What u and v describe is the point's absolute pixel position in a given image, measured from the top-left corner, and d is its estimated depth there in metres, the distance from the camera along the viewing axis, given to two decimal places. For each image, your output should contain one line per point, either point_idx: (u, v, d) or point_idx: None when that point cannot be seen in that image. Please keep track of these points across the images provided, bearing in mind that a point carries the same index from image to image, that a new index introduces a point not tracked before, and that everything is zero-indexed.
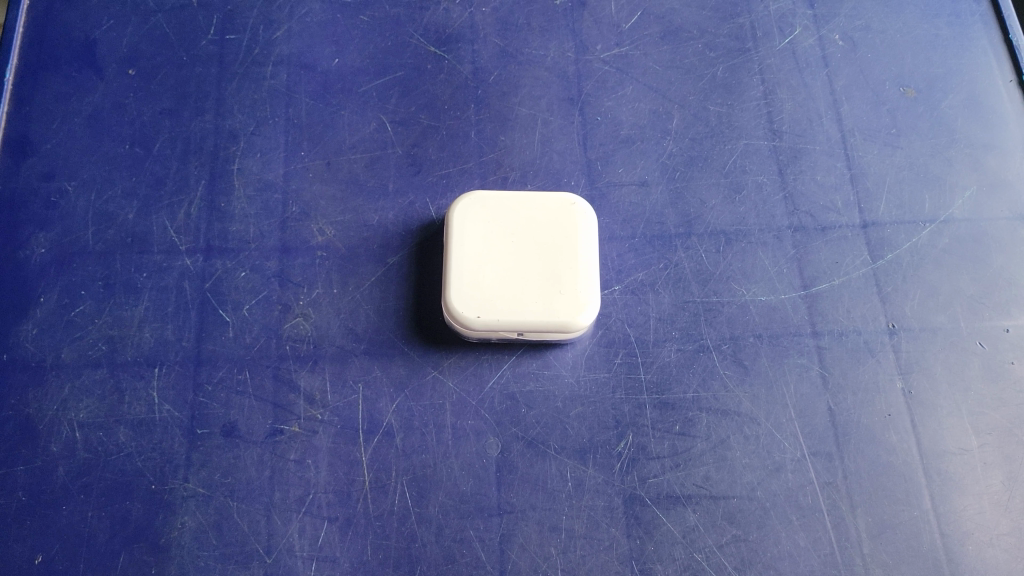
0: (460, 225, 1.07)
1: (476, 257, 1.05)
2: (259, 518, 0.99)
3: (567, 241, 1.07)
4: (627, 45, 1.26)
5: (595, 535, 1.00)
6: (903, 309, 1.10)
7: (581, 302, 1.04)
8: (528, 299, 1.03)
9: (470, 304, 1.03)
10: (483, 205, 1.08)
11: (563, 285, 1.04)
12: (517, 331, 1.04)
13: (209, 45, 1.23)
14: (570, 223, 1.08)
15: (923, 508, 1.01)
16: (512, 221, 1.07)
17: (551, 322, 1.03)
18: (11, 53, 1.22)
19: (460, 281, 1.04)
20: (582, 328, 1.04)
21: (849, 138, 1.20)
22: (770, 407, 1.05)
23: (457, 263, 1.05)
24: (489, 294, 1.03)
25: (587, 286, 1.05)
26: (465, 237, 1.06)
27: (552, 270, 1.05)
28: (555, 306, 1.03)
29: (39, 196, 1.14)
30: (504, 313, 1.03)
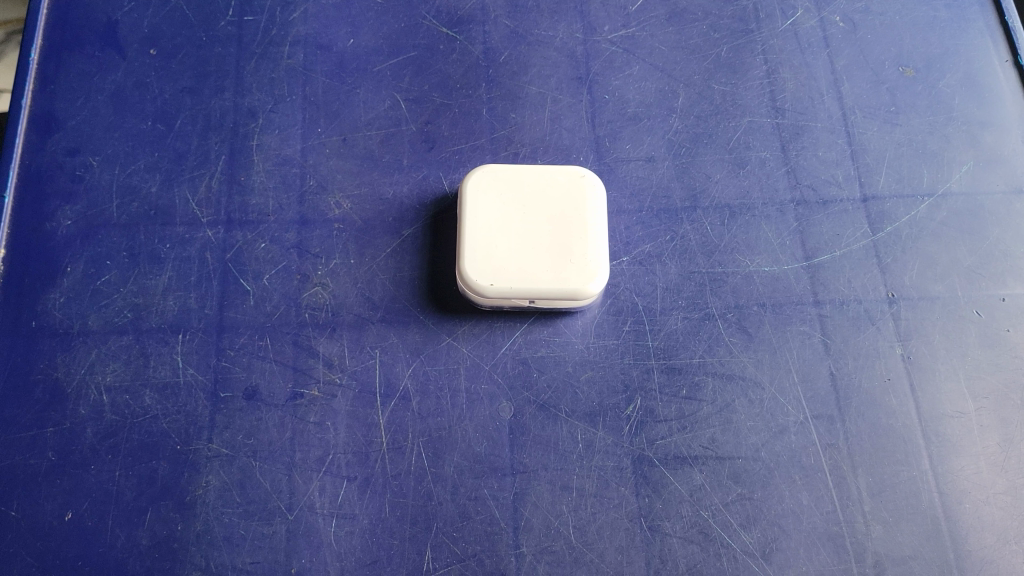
0: (473, 197, 1.10)
1: (489, 228, 1.09)
2: (280, 477, 1.03)
3: (577, 213, 1.10)
4: (634, 27, 1.29)
5: (605, 494, 1.03)
6: (902, 279, 1.14)
7: (590, 271, 1.07)
8: (539, 268, 1.07)
9: (483, 272, 1.06)
10: (495, 178, 1.11)
11: (573, 255, 1.08)
12: (528, 300, 1.08)
13: (228, 26, 1.27)
14: (579, 196, 1.12)
15: (921, 468, 1.05)
16: (523, 194, 1.11)
17: (561, 291, 1.06)
18: (36, 34, 1.25)
19: (473, 251, 1.07)
20: (591, 296, 1.08)
21: (849, 116, 1.23)
22: (774, 372, 1.09)
23: (470, 234, 1.08)
24: (501, 263, 1.07)
25: (597, 256, 1.08)
26: (478, 209, 1.09)
27: (562, 241, 1.08)
28: (565, 275, 1.07)
29: (64, 171, 1.17)
30: (515, 282, 1.06)
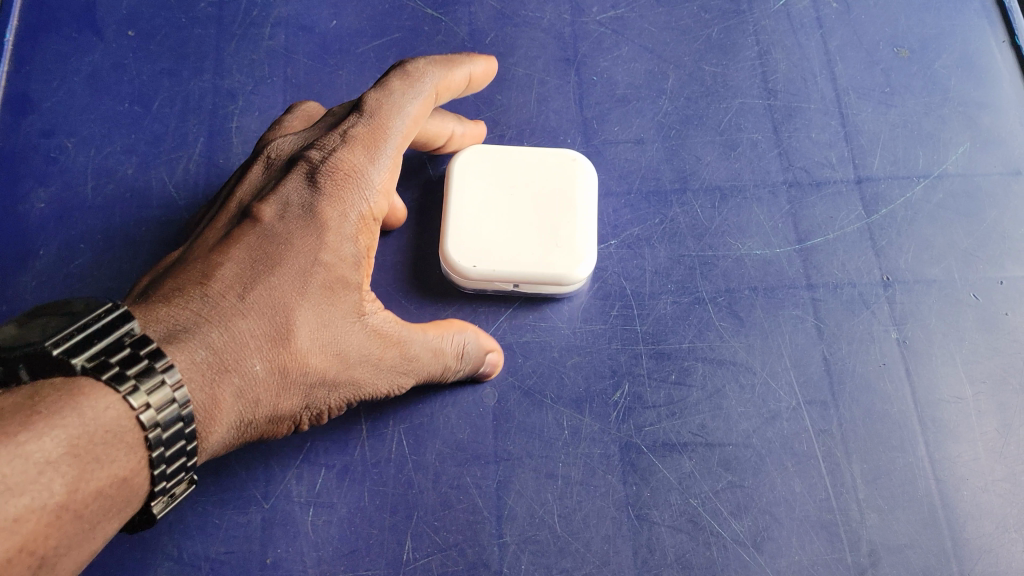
0: (460, 178, 1.08)
1: (476, 209, 1.06)
2: (256, 465, 1.00)
3: (565, 196, 1.07)
4: (623, 8, 1.27)
5: (591, 482, 1.00)
6: (898, 262, 1.11)
7: (577, 255, 1.04)
8: (526, 251, 1.04)
9: (468, 255, 1.04)
10: (485, 159, 1.09)
11: (560, 238, 1.05)
12: (514, 283, 1.05)
13: (208, 7, 1.25)
14: (569, 179, 1.09)
15: (917, 455, 1.02)
16: (512, 176, 1.09)
17: (547, 274, 1.03)
18: (11, 14, 1.22)
19: (460, 232, 1.05)
20: (578, 281, 1.04)
21: (843, 97, 1.20)
22: (765, 357, 1.06)
23: (456, 214, 1.06)
24: (487, 245, 1.04)
25: (584, 239, 1.05)
26: (465, 190, 1.07)
27: (549, 223, 1.05)
28: (552, 258, 1.04)
29: (38, 153, 1.14)
30: (501, 265, 1.03)
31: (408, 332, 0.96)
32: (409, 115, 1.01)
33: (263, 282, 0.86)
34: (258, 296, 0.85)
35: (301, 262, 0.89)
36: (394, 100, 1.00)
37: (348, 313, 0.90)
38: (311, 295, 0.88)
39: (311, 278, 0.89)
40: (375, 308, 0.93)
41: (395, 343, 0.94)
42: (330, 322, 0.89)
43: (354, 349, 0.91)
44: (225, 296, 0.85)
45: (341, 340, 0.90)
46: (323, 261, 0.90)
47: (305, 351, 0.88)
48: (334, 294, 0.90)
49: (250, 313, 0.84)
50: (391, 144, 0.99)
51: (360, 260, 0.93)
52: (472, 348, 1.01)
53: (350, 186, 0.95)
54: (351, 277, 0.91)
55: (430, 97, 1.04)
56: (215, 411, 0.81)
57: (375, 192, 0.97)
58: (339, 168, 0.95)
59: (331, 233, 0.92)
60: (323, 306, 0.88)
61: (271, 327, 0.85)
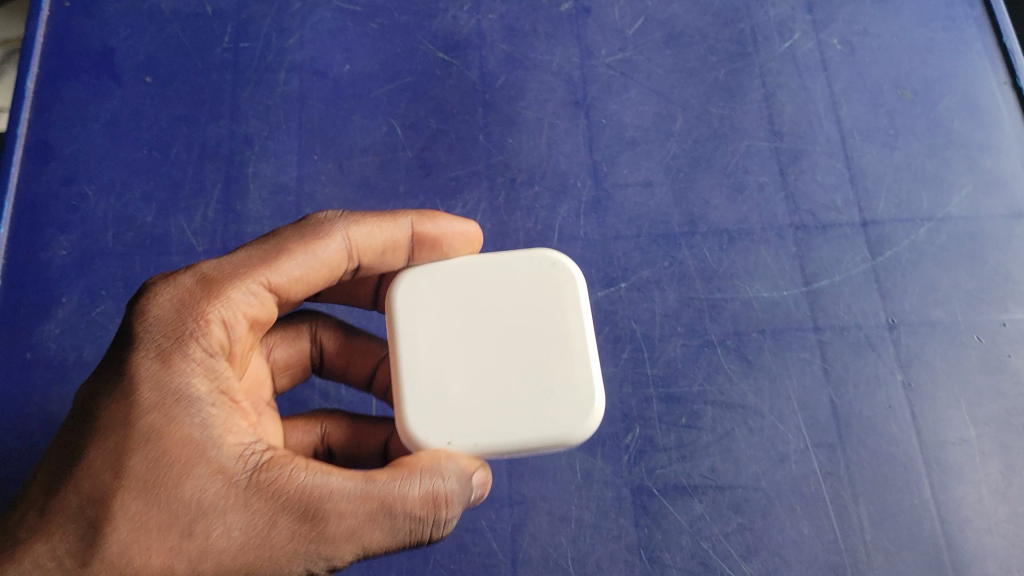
0: (403, 309, 0.73)
1: (433, 356, 0.72)
2: None
3: (553, 315, 0.73)
4: (631, 51, 1.29)
5: (604, 525, 1.03)
6: (903, 304, 1.13)
7: (583, 402, 0.70)
8: (513, 412, 0.70)
9: (434, 432, 0.70)
10: (431, 273, 0.75)
11: (556, 383, 0.70)
12: (502, 454, 0.71)
13: (223, 52, 1.27)
14: (553, 288, 0.74)
15: (923, 497, 1.04)
16: (471, 294, 0.74)
17: (546, 436, 0.69)
18: (31, 61, 1.25)
19: (415, 402, 0.70)
20: (589, 434, 0.71)
21: (848, 139, 1.23)
22: (774, 400, 1.08)
23: (408, 369, 0.71)
24: (457, 406, 0.70)
25: (587, 375, 0.71)
26: (413, 326, 0.73)
27: (538, 364, 0.71)
28: (549, 412, 0.70)
29: (59, 200, 1.17)
30: (480, 435, 0.69)
31: (303, 485, 0.64)
32: (307, 261, 0.76)
33: (75, 469, 0.62)
34: (66, 498, 0.61)
35: (112, 440, 0.62)
36: (290, 240, 0.76)
37: (198, 486, 0.62)
38: (135, 478, 0.61)
39: (129, 454, 0.62)
40: (242, 467, 0.64)
41: (285, 507, 0.63)
42: (172, 506, 0.61)
43: (215, 531, 0.61)
44: (26, 517, 0.61)
45: (190, 529, 0.61)
46: (144, 429, 0.62)
47: (127, 561, 0.60)
48: (167, 468, 0.62)
49: (64, 518, 0.60)
50: (261, 275, 0.72)
51: (220, 410, 0.65)
52: (455, 470, 0.68)
53: (185, 317, 0.67)
54: (189, 438, 0.63)
55: (392, 246, 0.81)
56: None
57: (218, 324, 0.68)
58: (164, 308, 0.68)
59: (156, 390, 0.64)
60: (152, 489, 0.61)
61: (87, 536, 0.60)
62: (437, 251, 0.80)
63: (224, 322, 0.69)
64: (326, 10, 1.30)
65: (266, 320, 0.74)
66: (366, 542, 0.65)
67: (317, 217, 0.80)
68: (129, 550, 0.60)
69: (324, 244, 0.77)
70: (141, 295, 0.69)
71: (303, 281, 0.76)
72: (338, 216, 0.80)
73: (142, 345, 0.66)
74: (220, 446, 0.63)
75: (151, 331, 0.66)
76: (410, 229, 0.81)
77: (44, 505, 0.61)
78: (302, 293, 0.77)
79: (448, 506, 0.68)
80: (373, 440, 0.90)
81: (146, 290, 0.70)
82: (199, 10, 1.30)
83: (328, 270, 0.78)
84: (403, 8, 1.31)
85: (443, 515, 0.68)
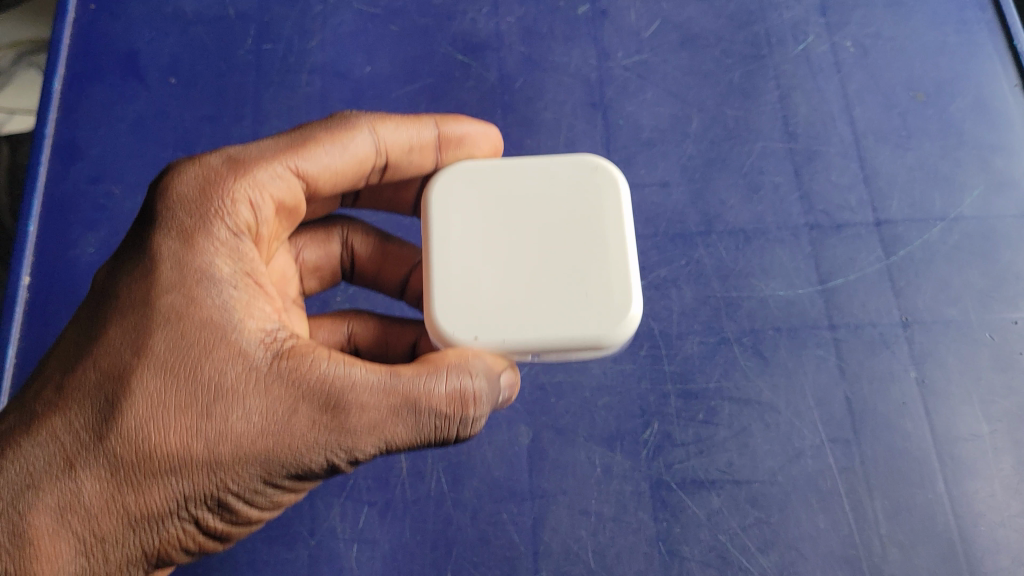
0: (438, 203, 0.75)
1: (465, 249, 0.73)
2: (302, 502, 1.07)
3: (593, 218, 0.74)
4: (647, 53, 1.31)
5: (623, 518, 1.05)
6: (916, 302, 1.15)
7: (616, 306, 0.71)
8: (545, 308, 0.70)
9: (464, 323, 0.71)
10: (468, 169, 0.77)
11: (591, 282, 0.71)
12: (530, 353, 0.71)
13: (246, 54, 1.29)
14: (593, 191, 0.75)
15: (937, 491, 1.06)
16: (509, 192, 0.75)
17: (575, 336, 0.70)
18: (58, 63, 1.28)
19: (448, 294, 0.72)
20: (622, 340, 0.71)
21: (862, 140, 1.24)
22: (790, 396, 1.10)
23: (437, 262, 0.73)
24: (484, 300, 0.71)
25: (626, 279, 0.72)
26: (446, 220, 0.74)
27: (574, 264, 0.72)
28: (579, 312, 0.70)
29: (87, 200, 1.21)
30: (507, 329, 0.70)
31: (330, 376, 0.64)
32: (337, 152, 0.77)
33: (93, 344, 0.62)
34: (82, 374, 0.61)
35: (133, 316, 0.62)
36: (318, 130, 0.77)
37: (221, 368, 0.62)
38: (155, 357, 0.61)
39: (151, 330, 0.62)
40: (266, 351, 0.64)
41: (310, 396, 0.63)
42: (192, 386, 0.61)
43: (237, 414, 0.61)
44: (40, 393, 0.61)
45: (208, 410, 0.61)
46: (166, 306, 0.63)
47: (142, 437, 0.60)
48: (190, 347, 0.62)
49: (80, 394, 0.60)
50: (289, 159, 0.73)
51: (244, 294, 0.66)
52: (482, 367, 0.68)
53: (209, 195, 0.68)
54: (212, 318, 0.63)
55: (421, 145, 0.82)
56: (56, 541, 0.58)
57: (245, 206, 0.69)
58: (188, 185, 0.68)
59: (179, 269, 0.64)
60: (172, 367, 0.61)
61: (102, 412, 0.60)
62: (461, 149, 0.83)
63: (251, 203, 0.70)
64: (347, 12, 1.32)
65: (291, 206, 0.75)
66: (390, 436, 0.65)
67: (343, 114, 0.81)
68: (145, 427, 0.60)
69: (358, 137, 0.78)
70: (166, 175, 0.70)
71: (332, 171, 0.77)
72: (365, 114, 0.81)
73: (164, 222, 0.66)
74: (243, 330, 0.64)
75: (174, 209, 0.67)
76: (437, 130, 0.82)
77: (61, 381, 0.61)
78: (330, 184, 0.77)
79: (476, 406, 0.68)
80: (401, 342, 0.92)
81: (171, 170, 0.71)
82: (222, 12, 1.32)
83: (360, 159, 0.79)
84: (423, 10, 1.33)
85: (471, 414, 0.68)
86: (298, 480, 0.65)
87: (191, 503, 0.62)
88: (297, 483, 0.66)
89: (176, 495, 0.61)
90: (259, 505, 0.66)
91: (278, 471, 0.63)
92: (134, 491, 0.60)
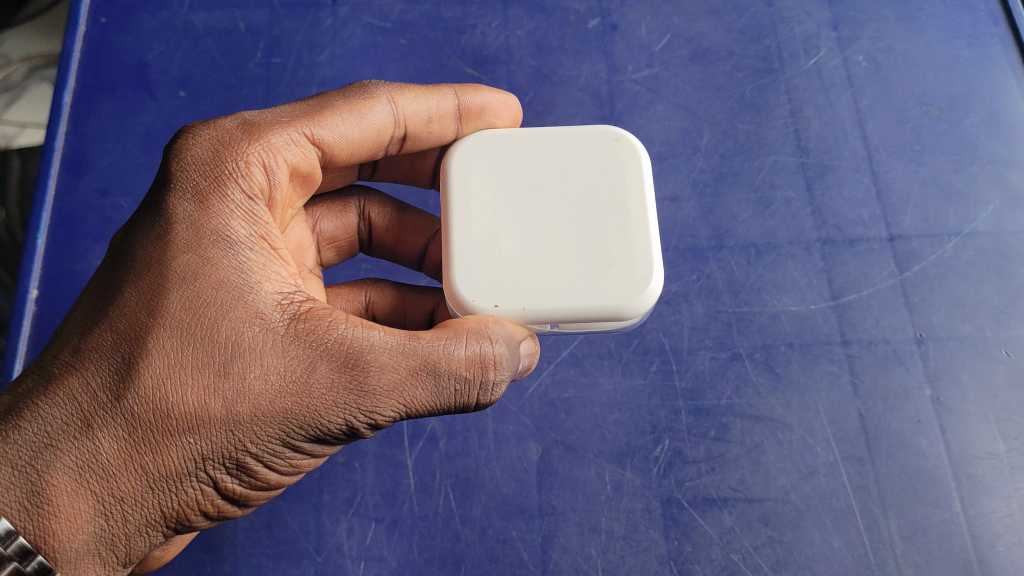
0: (464, 179, 0.81)
1: (489, 222, 0.79)
2: (309, 518, 1.05)
3: (613, 193, 0.80)
4: (658, 67, 1.30)
5: (634, 536, 1.04)
6: (930, 319, 1.13)
7: (636, 278, 0.76)
8: (567, 278, 0.76)
9: (487, 290, 0.76)
10: (492, 149, 0.83)
11: (612, 254, 0.77)
12: (550, 322, 0.77)
13: (256, 67, 1.29)
14: (613, 167, 0.81)
15: (953, 511, 1.04)
16: (533, 167, 0.81)
17: (597, 307, 0.75)
18: (68, 76, 1.28)
19: (471, 262, 0.77)
20: (642, 312, 0.77)
21: (874, 155, 1.23)
22: (803, 413, 1.09)
23: (463, 234, 0.78)
24: (507, 271, 0.77)
25: (645, 253, 0.77)
26: (472, 196, 0.80)
27: (595, 237, 0.78)
28: (600, 283, 0.76)
29: (95, 212, 1.21)
30: (530, 299, 0.76)
31: (343, 337, 0.69)
32: (354, 121, 0.83)
33: (112, 307, 0.67)
34: (102, 337, 0.66)
35: (149, 277, 0.67)
36: (336, 99, 0.83)
37: (236, 327, 0.67)
38: (171, 316, 0.66)
39: (167, 291, 0.67)
40: (280, 313, 0.69)
41: (324, 356, 0.68)
42: (208, 345, 0.66)
43: (253, 372, 0.66)
44: (59, 355, 0.67)
45: (227, 369, 0.66)
46: (182, 267, 0.68)
47: (161, 395, 0.65)
48: (204, 308, 0.67)
49: (99, 355, 0.66)
50: (303, 125, 0.79)
51: (258, 256, 0.71)
52: (503, 334, 0.73)
53: (225, 157, 0.73)
54: (227, 279, 0.68)
55: (439, 115, 0.87)
56: (78, 496, 0.64)
57: (258, 168, 0.74)
58: (202, 148, 0.74)
59: (195, 231, 0.69)
60: (187, 327, 0.66)
61: (120, 372, 0.65)
62: (482, 119, 0.88)
63: (265, 167, 0.75)
64: (356, 25, 1.32)
65: (305, 171, 0.80)
66: (405, 396, 0.70)
67: (363, 84, 0.86)
68: (164, 386, 0.65)
69: (377, 106, 0.84)
70: (181, 137, 0.75)
71: (348, 139, 0.83)
72: (385, 84, 0.86)
73: (179, 185, 0.71)
74: (258, 292, 0.69)
75: (190, 171, 0.72)
76: (455, 100, 0.88)
77: (79, 344, 0.66)
78: (346, 151, 0.83)
79: (495, 370, 0.72)
80: (418, 311, 0.96)
81: (188, 134, 0.76)
82: (232, 25, 1.32)
83: (377, 126, 0.84)
84: (433, 24, 1.33)
85: (490, 379, 0.73)
86: (314, 438, 0.70)
87: (209, 461, 0.67)
88: (316, 446, 0.72)
89: (192, 453, 0.66)
90: (277, 466, 0.71)
91: (294, 428, 0.68)
92: (151, 448, 0.65)
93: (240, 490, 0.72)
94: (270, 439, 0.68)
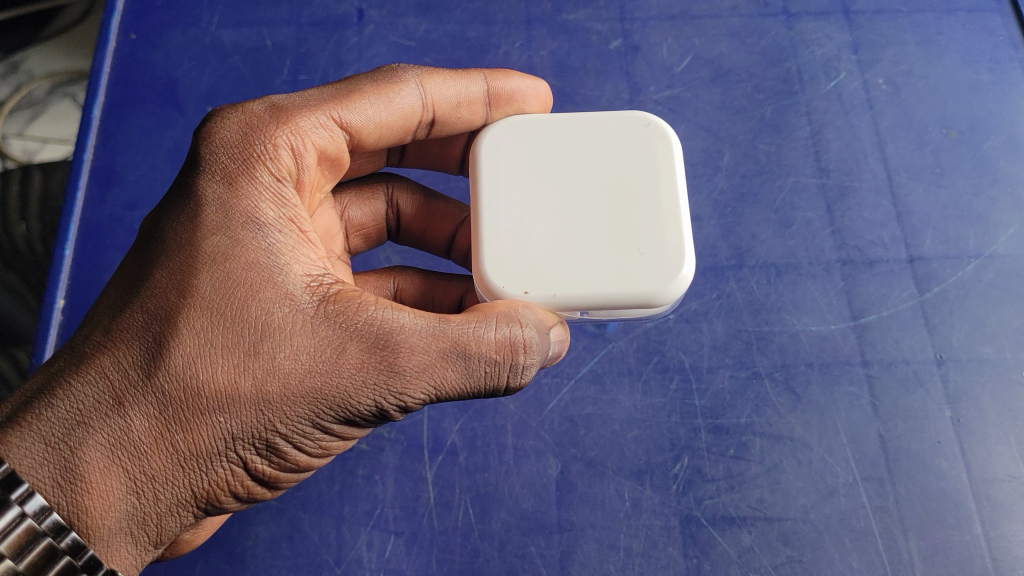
0: (495, 167, 0.83)
1: (519, 209, 0.81)
2: (329, 530, 1.06)
3: (644, 179, 0.82)
4: (679, 87, 1.31)
5: (652, 554, 1.04)
6: (950, 341, 1.13)
7: (666, 266, 0.78)
8: (597, 265, 0.78)
9: (518, 276, 0.78)
10: (522, 138, 0.85)
11: (642, 240, 0.79)
12: (579, 309, 0.79)
13: (282, 84, 1.31)
14: (642, 153, 0.84)
15: (973, 533, 1.04)
16: (563, 155, 0.84)
17: (628, 295, 0.77)
18: (98, 91, 1.31)
19: (500, 248, 0.79)
20: (671, 300, 0.79)
21: (895, 177, 1.24)
22: (822, 433, 1.09)
23: (494, 221, 0.80)
24: (538, 256, 0.79)
25: (675, 240, 0.79)
26: (503, 184, 0.82)
27: (624, 224, 0.80)
28: (630, 268, 0.78)
29: (123, 224, 1.23)
30: (560, 285, 0.78)
31: (372, 319, 0.71)
32: (382, 105, 0.85)
33: (142, 288, 0.69)
34: (132, 317, 0.68)
35: (179, 258, 0.70)
36: (364, 84, 0.85)
37: (267, 308, 0.69)
38: (202, 297, 0.68)
39: (197, 272, 0.69)
40: (309, 294, 0.71)
41: (354, 336, 0.70)
42: (239, 324, 0.68)
43: (284, 352, 0.69)
44: (91, 336, 0.69)
45: (256, 349, 0.68)
46: (213, 248, 0.70)
47: (191, 374, 0.67)
48: (234, 288, 0.69)
49: (131, 334, 0.68)
50: (332, 109, 0.81)
51: (287, 238, 0.73)
52: (532, 320, 0.75)
53: (253, 140, 0.75)
54: (256, 259, 0.70)
55: (468, 100, 0.89)
56: (109, 473, 0.66)
57: (286, 151, 0.77)
58: (230, 131, 0.76)
59: (225, 212, 0.72)
60: (217, 307, 0.68)
61: (152, 350, 0.67)
62: (511, 105, 0.91)
63: (292, 149, 0.77)
64: (382, 44, 1.34)
65: (333, 155, 0.83)
66: (435, 378, 0.72)
67: (391, 68, 0.88)
68: (194, 365, 0.67)
69: (407, 90, 0.86)
70: (210, 120, 0.78)
71: (376, 123, 0.85)
72: (413, 68, 0.88)
73: (209, 168, 0.74)
74: (287, 273, 0.71)
75: (218, 154, 0.75)
76: (485, 85, 0.90)
77: (110, 324, 0.68)
78: (375, 135, 0.85)
79: (525, 354, 0.74)
80: (447, 297, 0.98)
81: (216, 117, 0.78)
82: (260, 43, 1.34)
83: (408, 113, 0.87)
84: (456, 43, 1.35)
85: (520, 362, 0.74)
86: (343, 419, 0.72)
87: (239, 441, 0.70)
88: (343, 426, 0.74)
89: (223, 432, 0.69)
90: (306, 447, 0.74)
91: (322, 408, 0.70)
92: (181, 427, 0.67)
93: (268, 470, 0.74)
94: (299, 419, 0.70)
